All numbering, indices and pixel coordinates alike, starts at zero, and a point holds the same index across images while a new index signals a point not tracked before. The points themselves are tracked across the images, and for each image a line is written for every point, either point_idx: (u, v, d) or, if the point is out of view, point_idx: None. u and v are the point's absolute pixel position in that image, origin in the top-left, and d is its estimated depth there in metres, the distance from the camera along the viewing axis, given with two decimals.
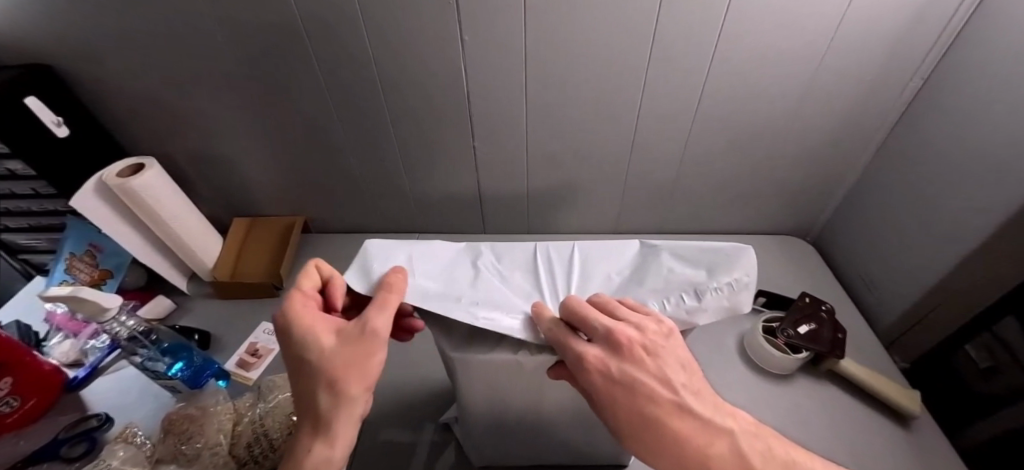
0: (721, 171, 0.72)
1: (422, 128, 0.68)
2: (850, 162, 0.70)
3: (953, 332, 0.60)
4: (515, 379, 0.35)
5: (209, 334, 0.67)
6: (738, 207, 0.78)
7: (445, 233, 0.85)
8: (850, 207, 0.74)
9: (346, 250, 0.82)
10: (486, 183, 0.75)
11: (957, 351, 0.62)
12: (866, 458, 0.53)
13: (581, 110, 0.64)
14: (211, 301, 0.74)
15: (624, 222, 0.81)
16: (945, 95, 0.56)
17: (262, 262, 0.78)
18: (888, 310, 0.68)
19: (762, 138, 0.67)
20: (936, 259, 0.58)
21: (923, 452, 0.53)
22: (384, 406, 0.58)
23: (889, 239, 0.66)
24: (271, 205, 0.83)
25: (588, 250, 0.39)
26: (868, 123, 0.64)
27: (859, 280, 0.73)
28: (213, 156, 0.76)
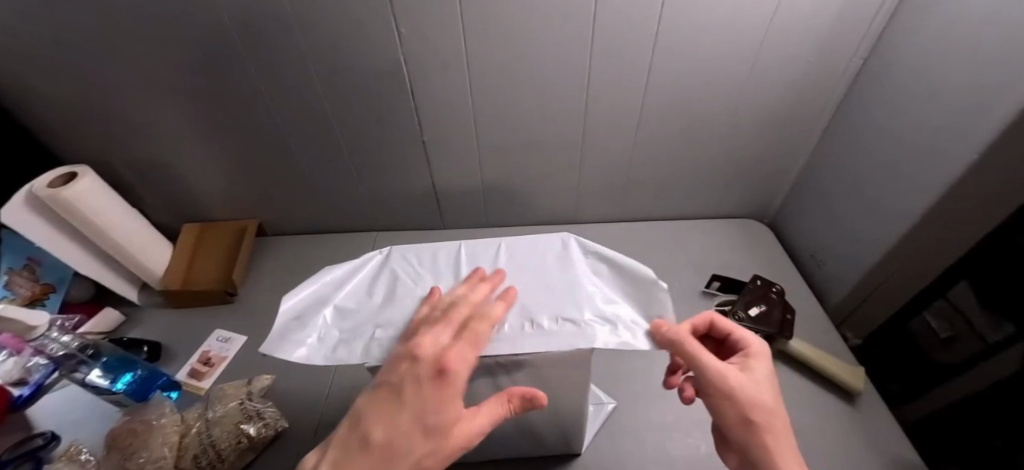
0: (674, 157, 0.72)
1: (369, 125, 0.67)
2: (799, 143, 0.70)
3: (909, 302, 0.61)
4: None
5: (159, 344, 0.66)
6: (694, 191, 0.78)
7: (405, 230, 0.84)
8: (801, 188, 0.75)
9: (303, 252, 0.81)
10: (441, 178, 0.75)
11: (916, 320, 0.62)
12: (812, 434, 0.54)
13: (528, 102, 0.63)
14: (163, 311, 0.72)
15: (582, 212, 0.81)
16: (883, 74, 0.56)
17: (215, 269, 0.76)
18: (836, 289, 0.70)
19: (712, 123, 0.67)
20: (878, 238, 0.59)
21: (867, 425, 0.55)
22: (338, 410, 0.58)
23: (837, 219, 0.67)
24: (223, 209, 0.81)
25: (516, 249, 0.40)
26: (814, 103, 0.65)
27: (810, 260, 0.75)
28: (155, 161, 0.73)
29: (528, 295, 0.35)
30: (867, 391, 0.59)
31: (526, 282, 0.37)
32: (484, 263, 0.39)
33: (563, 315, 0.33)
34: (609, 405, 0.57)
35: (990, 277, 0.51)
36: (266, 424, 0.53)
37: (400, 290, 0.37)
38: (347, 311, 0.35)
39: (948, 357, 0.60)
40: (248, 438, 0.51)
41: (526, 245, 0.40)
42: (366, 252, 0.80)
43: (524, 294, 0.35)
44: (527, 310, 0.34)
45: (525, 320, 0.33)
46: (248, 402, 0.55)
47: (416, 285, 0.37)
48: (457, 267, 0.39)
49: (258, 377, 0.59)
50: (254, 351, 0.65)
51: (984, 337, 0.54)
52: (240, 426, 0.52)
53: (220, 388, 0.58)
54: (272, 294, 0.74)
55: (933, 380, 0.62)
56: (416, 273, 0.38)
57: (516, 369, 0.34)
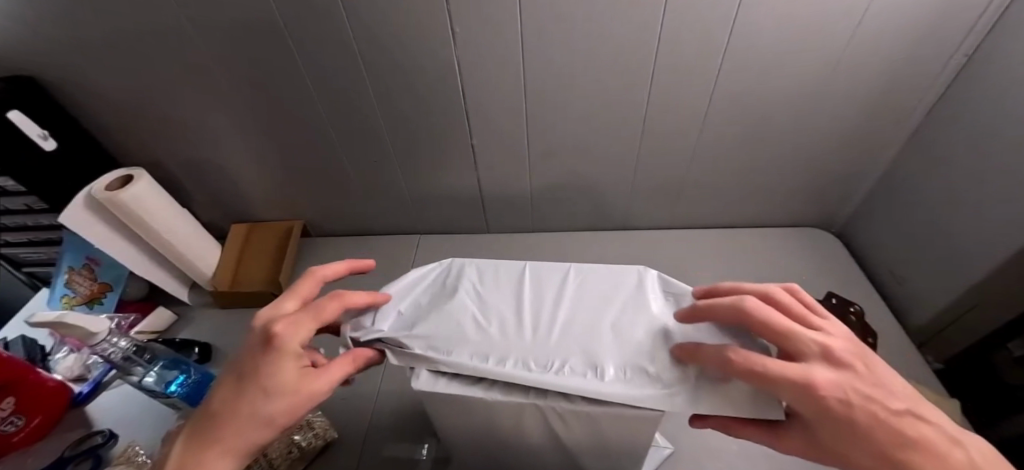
0: (738, 161, 0.67)
1: (416, 128, 0.65)
2: (879, 148, 0.64)
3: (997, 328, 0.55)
4: (496, 413, 0.32)
5: (210, 346, 0.66)
6: (755, 198, 0.73)
7: (447, 233, 0.82)
8: (879, 197, 0.69)
9: (345, 254, 0.80)
10: (488, 183, 0.72)
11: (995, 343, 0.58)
12: None
13: (584, 103, 0.60)
14: (212, 311, 0.73)
15: (633, 217, 0.77)
16: (989, 73, 0.50)
17: (260, 270, 0.76)
18: (920, 309, 0.63)
19: (783, 125, 0.62)
20: (978, 255, 0.53)
21: None
22: (386, 420, 0.56)
23: (924, 231, 0.60)
24: (269, 210, 0.81)
25: (585, 276, 0.37)
26: (901, 105, 0.58)
27: (888, 275, 0.68)
28: (206, 163, 0.74)
29: (595, 334, 0.32)
30: (961, 424, 0.53)
31: (595, 318, 0.33)
32: (550, 288, 0.36)
33: (635, 367, 0.29)
34: (665, 450, 0.51)
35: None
36: (316, 435, 0.52)
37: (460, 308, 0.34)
38: (403, 321, 0.34)
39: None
40: (298, 448, 0.50)
41: (598, 274, 0.37)
42: (409, 255, 0.78)
43: (591, 330, 0.32)
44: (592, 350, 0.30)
45: (590, 361, 0.30)
46: None
47: (476, 304, 0.35)
48: (520, 291, 0.36)
49: None
50: None
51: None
52: (291, 435, 0.50)
53: None
54: None
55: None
56: (476, 293, 0.36)
57: (578, 409, 0.30)
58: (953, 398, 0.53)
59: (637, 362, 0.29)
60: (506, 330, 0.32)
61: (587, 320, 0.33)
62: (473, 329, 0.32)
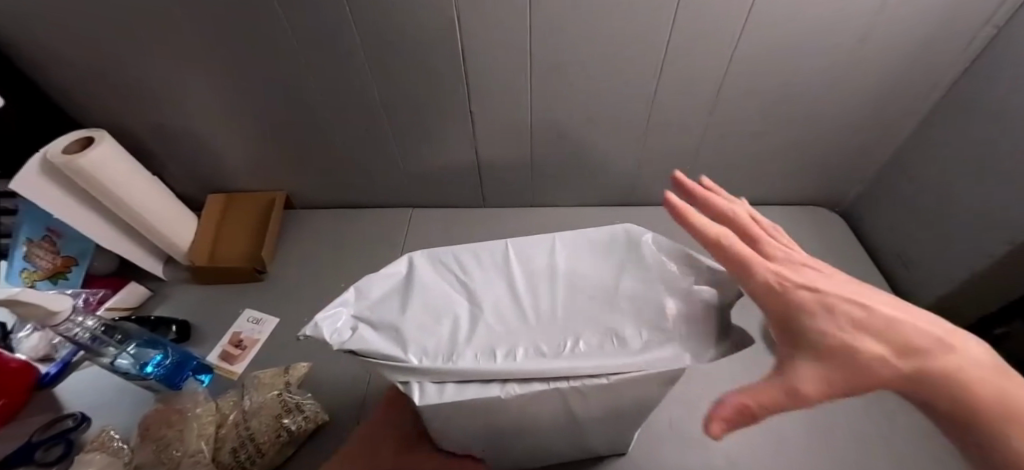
0: (748, 136, 0.64)
1: (406, 92, 0.59)
2: (894, 125, 0.62)
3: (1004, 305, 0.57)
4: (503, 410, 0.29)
5: (188, 324, 0.62)
6: (762, 175, 0.70)
7: (440, 207, 0.78)
8: (891, 175, 0.66)
9: (332, 228, 0.75)
10: (486, 154, 0.68)
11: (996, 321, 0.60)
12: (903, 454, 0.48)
13: (589, 69, 0.55)
14: (189, 288, 0.68)
15: (636, 194, 0.74)
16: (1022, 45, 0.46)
17: (241, 244, 0.71)
18: (922, 290, 0.63)
19: (798, 99, 0.58)
20: (990, 237, 0.52)
21: None
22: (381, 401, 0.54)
23: (934, 213, 0.59)
24: (247, 181, 0.75)
25: (570, 247, 0.33)
26: (924, 78, 0.55)
27: (893, 256, 0.67)
28: (175, 128, 0.67)
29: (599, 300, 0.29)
30: None
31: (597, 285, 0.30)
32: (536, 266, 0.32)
33: (652, 325, 0.27)
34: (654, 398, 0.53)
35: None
36: (307, 417, 0.50)
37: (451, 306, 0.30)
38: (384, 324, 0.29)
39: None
40: (288, 432, 0.48)
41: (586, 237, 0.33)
42: (401, 230, 0.74)
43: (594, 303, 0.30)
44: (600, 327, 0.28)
45: (606, 337, 0.27)
46: (287, 394, 0.50)
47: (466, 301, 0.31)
48: (511, 277, 0.32)
49: (295, 365, 0.54)
50: (285, 335, 0.61)
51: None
52: (279, 420, 0.48)
53: (255, 374, 0.54)
54: (301, 273, 0.69)
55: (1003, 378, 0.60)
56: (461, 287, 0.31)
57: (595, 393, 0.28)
58: None
59: (651, 320, 0.27)
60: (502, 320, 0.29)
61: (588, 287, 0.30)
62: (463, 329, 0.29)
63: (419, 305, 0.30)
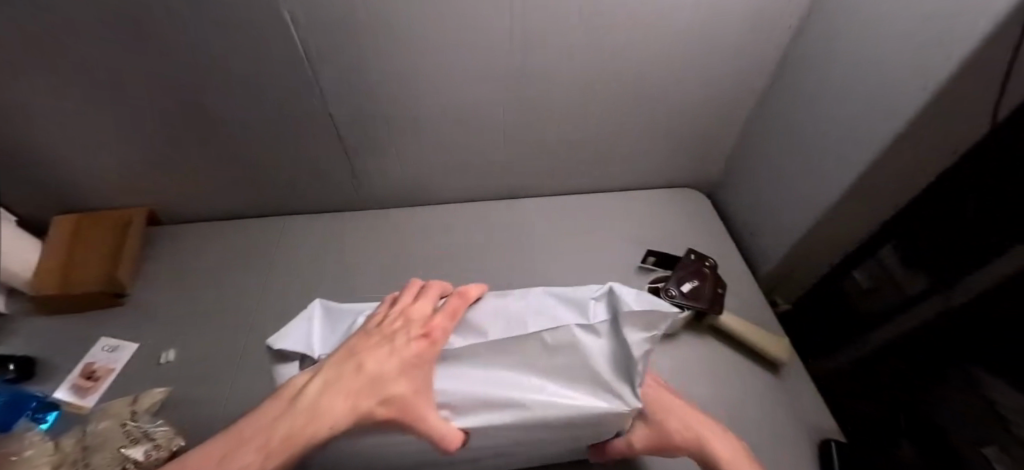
0: (613, 124, 0.68)
1: (269, 94, 0.57)
2: (737, 109, 0.68)
3: (851, 258, 0.61)
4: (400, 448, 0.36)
5: (32, 359, 0.57)
6: (634, 162, 0.75)
7: (328, 212, 0.76)
8: (740, 155, 0.73)
9: (210, 241, 0.72)
10: (364, 154, 0.67)
11: (846, 278, 0.64)
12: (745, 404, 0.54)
13: (449, 69, 0.56)
14: (38, 319, 0.62)
15: (520, 187, 0.77)
16: (824, 38, 0.52)
17: (98, 266, 0.66)
18: (768, 257, 0.70)
19: (651, 88, 0.63)
20: (812, 206, 0.59)
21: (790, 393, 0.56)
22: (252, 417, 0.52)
23: (772, 188, 0.66)
24: (106, 197, 0.69)
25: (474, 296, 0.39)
26: (751, 67, 0.62)
27: (746, 229, 0.75)
28: (7, 141, 0.60)
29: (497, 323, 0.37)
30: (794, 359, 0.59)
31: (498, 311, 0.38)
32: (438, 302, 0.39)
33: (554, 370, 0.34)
34: None
35: (916, 235, 0.51)
36: (157, 446, 0.47)
37: None
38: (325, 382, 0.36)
39: (870, 310, 0.62)
40: (133, 462, 0.45)
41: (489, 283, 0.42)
42: (285, 237, 0.72)
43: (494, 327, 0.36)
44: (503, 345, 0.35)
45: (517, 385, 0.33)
46: (131, 424, 0.49)
47: None
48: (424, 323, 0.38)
49: (148, 392, 0.52)
50: (150, 359, 0.58)
51: (905, 290, 0.56)
52: (122, 451, 0.46)
53: (105, 405, 0.52)
54: (173, 292, 0.65)
55: (860, 331, 0.64)
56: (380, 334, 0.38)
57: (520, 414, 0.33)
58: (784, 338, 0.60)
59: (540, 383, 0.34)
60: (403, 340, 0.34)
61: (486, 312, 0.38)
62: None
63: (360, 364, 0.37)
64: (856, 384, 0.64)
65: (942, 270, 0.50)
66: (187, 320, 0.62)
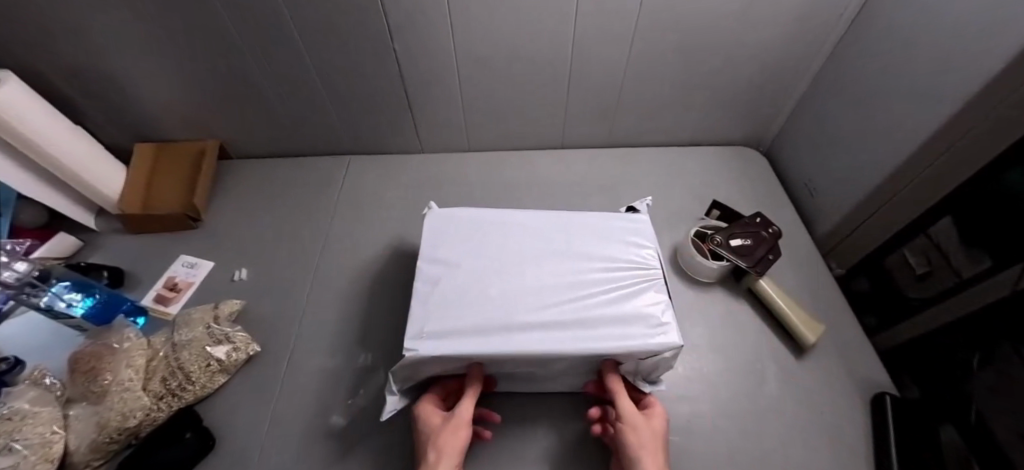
0: (669, 73, 0.65)
1: (325, 35, 0.58)
2: (805, 62, 0.64)
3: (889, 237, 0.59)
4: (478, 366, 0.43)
5: (121, 270, 0.62)
6: (686, 116, 0.73)
7: (379, 153, 0.78)
8: (804, 112, 0.70)
9: (270, 175, 0.75)
10: (417, 96, 0.68)
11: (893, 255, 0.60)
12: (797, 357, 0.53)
13: (507, 7, 0.55)
14: (123, 236, 0.68)
15: (569, 136, 0.77)
16: None
17: (172, 192, 0.70)
18: (826, 218, 0.68)
19: (716, 36, 0.60)
20: (879, 163, 0.56)
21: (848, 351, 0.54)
22: (314, 334, 0.56)
23: (835, 145, 0.63)
24: (177, 129, 0.73)
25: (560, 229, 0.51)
26: (830, 11, 0.57)
27: (803, 188, 0.72)
28: (87, 73, 0.64)
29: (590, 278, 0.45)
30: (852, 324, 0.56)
31: (590, 266, 0.46)
32: (539, 249, 0.48)
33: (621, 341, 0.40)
34: None
35: (953, 199, 0.49)
36: (237, 348, 0.52)
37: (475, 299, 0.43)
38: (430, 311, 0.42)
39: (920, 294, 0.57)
40: (217, 361, 0.50)
41: (578, 233, 0.50)
42: (338, 176, 0.75)
43: (590, 281, 0.45)
44: (594, 305, 0.43)
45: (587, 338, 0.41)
46: (214, 326, 0.53)
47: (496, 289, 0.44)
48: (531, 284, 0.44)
49: (227, 301, 0.56)
50: (220, 277, 0.62)
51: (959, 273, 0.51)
52: (207, 350, 0.50)
53: (186, 312, 0.56)
54: (238, 220, 0.69)
55: (900, 316, 0.60)
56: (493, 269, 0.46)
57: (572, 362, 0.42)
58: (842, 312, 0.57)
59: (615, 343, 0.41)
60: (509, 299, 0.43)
61: (581, 265, 0.46)
62: (474, 310, 0.42)
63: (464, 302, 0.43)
64: (908, 364, 0.57)
65: (996, 255, 0.45)
66: (251, 246, 0.66)
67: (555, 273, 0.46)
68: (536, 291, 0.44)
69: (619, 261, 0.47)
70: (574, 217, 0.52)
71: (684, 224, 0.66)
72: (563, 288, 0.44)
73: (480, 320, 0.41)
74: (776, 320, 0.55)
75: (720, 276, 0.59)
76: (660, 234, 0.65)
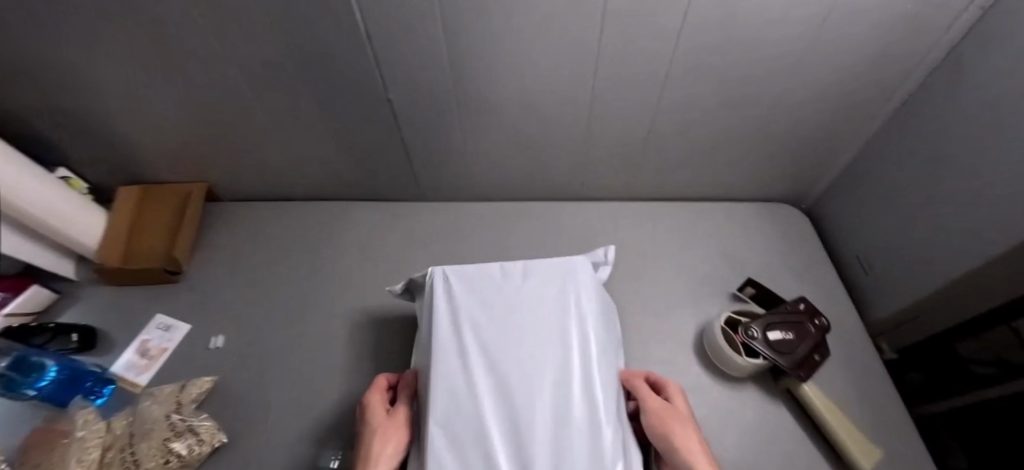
0: (700, 128, 0.58)
1: (319, 79, 0.53)
2: (861, 121, 0.56)
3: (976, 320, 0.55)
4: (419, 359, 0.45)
5: (93, 330, 0.58)
6: (717, 172, 0.66)
7: (380, 200, 0.73)
8: (856, 175, 0.61)
9: (263, 222, 0.71)
10: (419, 144, 0.62)
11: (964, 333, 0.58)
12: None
13: (519, 57, 0.49)
14: (101, 288, 0.64)
15: (586, 188, 0.70)
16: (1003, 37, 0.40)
17: (156, 241, 0.66)
18: (883, 296, 0.59)
19: (754, 90, 0.53)
20: (953, 247, 0.47)
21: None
22: (289, 420, 0.50)
23: (897, 216, 0.55)
24: (166, 171, 0.70)
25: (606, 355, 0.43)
26: (890, 69, 0.50)
27: (855, 258, 0.63)
28: (72, 113, 0.60)
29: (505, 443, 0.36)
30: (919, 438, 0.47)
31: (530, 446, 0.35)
32: (547, 352, 0.41)
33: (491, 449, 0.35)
34: None
35: None
36: (200, 441, 0.46)
37: (487, 312, 0.43)
38: (462, 281, 0.45)
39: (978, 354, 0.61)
40: (178, 457, 0.45)
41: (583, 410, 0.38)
42: (334, 225, 0.70)
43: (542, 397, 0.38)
44: (514, 411, 0.37)
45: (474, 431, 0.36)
46: (177, 416, 0.48)
47: (500, 326, 0.42)
48: (513, 350, 0.41)
49: (195, 380, 0.51)
50: (197, 343, 0.57)
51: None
52: (166, 443, 0.45)
53: (155, 388, 0.51)
54: (225, 274, 0.65)
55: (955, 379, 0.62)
56: (521, 314, 0.43)
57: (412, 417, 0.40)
58: (907, 422, 0.48)
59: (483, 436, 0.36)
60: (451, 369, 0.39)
61: (527, 432, 0.36)
62: (454, 317, 0.42)
63: (472, 308, 0.43)
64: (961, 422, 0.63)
65: None
66: (235, 305, 0.61)
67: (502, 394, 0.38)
68: (475, 359, 0.40)
69: (564, 448, 0.36)
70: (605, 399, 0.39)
71: (714, 301, 0.58)
72: (482, 412, 0.37)
73: (457, 316, 0.42)
74: (822, 431, 0.47)
75: (754, 372, 0.51)
76: (686, 311, 0.57)
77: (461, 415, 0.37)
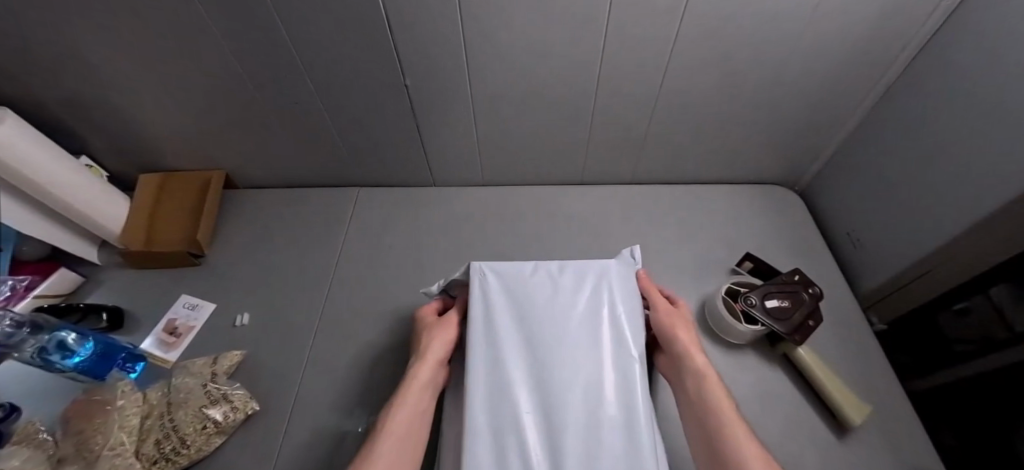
0: (700, 113, 0.62)
1: (337, 68, 0.55)
2: (850, 106, 0.60)
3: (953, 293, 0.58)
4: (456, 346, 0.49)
5: (122, 310, 0.60)
6: (716, 156, 0.69)
7: (393, 187, 0.75)
8: (846, 157, 0.65)
9: (280, 208, 0.73)
10: (432, 131, 0.65)
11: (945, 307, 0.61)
12: (847, 435, 0.47)
13: (532, 46, 0.52)
14: (126, 272, 0.66)
15: (591, 173, 0.73)
16: (981, 23, 0.44)
17: (178, 227, 0.68)
18: (872, 271, 0.62)
19: (752, 77, 0.56)
20: (936, 220, 0.51)
21: (905, 428, 0.48)
22: (317, 390, 0.53)
23: (884, 194, 0.58)
24: (185, 159, 0.72)
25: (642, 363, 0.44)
26: (877, 56, 0.53)
27: (846, 237, 0.67)
28: (96, 102, 0.62)
29: (537, 439, 0.38)
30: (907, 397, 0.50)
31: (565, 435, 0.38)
32: (585, 356, 0.43)
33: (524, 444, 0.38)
34: None
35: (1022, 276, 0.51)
36: (234, 408, 0.49)
37: (526, 313, 0.45)
38: (502, 281, 0.48)
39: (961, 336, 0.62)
40: (214, 423, 0.48)
41: (616, 402, 0.40)
42: (349, 211, 0.72)
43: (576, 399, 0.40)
44: (548, 410, 0.39)
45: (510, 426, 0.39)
46: (212, 384, 0.50)
47: (537, 328, 0.44)
48: (551, 352, 0.43)
49: (226, 354, 0.54)
50: (223, 321, 0.60)
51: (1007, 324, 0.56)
52: (203, 410, 0.48)
53: (186, 362, 0.53)
54: (245, 257, 0.67)
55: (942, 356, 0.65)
56: (558, 317, 0.45)
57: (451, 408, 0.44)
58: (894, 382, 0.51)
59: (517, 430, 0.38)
60: (489, 362, 0.43)
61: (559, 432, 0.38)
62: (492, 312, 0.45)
63: (512, 309, 0.46)
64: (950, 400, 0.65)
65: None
66: (257, 286, 0.64)
67: (536, 386, 0.41)
68: (514, 358, 0.42)
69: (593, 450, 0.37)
70: (639, 393, 0.41)
71: (714, 276, 0.62)
72: (518, 406, 0.40)
73: (497, 315, 0.45)
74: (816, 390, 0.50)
75: (753, 339, 0.54)
76: (689, 286, 0.61)
77: (500, 409, 0.39)
